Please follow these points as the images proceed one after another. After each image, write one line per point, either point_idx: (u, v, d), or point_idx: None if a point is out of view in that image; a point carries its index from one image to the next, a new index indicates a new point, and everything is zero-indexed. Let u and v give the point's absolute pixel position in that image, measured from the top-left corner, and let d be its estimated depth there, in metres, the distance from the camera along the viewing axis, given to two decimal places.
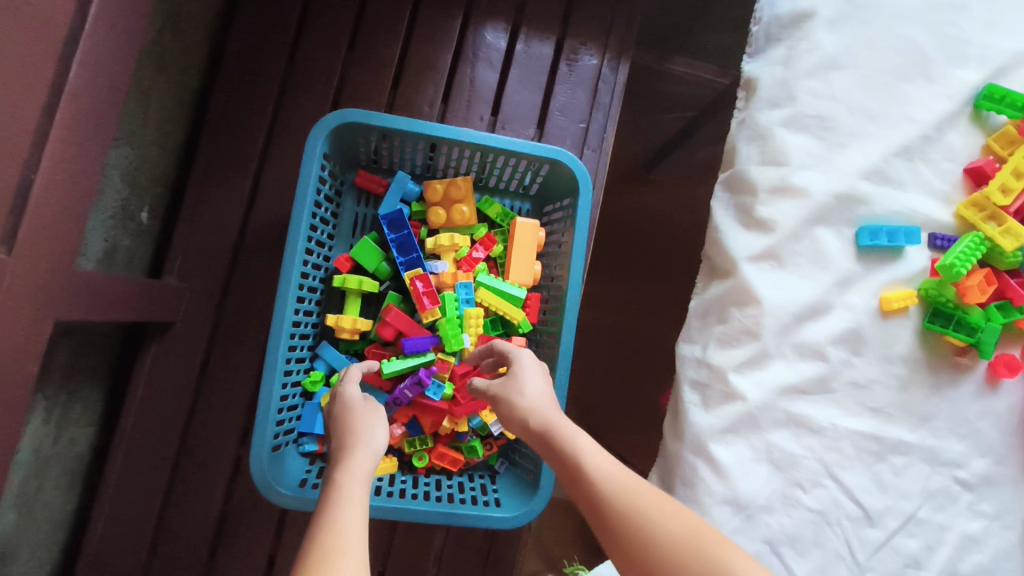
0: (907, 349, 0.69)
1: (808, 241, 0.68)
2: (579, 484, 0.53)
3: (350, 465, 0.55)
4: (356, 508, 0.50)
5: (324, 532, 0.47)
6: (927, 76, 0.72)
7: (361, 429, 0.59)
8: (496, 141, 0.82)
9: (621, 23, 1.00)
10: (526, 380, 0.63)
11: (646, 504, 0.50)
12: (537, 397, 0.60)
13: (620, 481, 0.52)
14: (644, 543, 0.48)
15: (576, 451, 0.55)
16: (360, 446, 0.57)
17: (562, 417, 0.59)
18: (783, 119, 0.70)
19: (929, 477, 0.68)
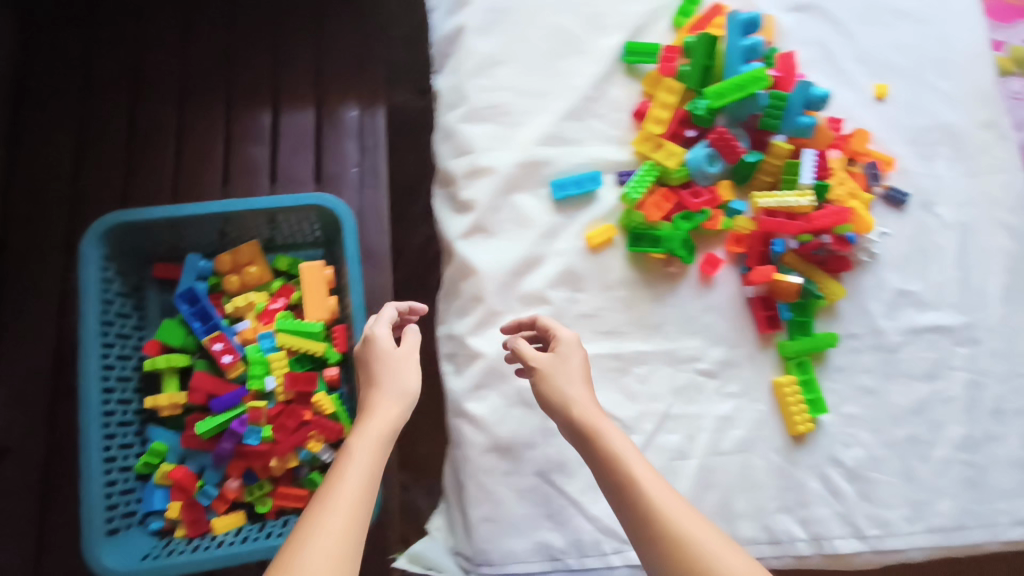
0: (622, 274, 0.78)
1: (508, 208, 0.78)
2: (627, 500, 0.55)
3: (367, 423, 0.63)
4: (370, 477, 0.57)
5: (328, 503, 0.53)
6: (578, 49, 0.83)
7: (385, 381, 0.67)
8: (272, 201, 0.92)
9: (370, 75, 1.11)
10: (576, 375, 0.64)
11: (666, 505, 0.53)
12: (583, 402, 0.62)
13: (668, 504, 0.53)
14: (656, 535, 0.52)
15: (614, 441, 0.58)
16: (383, 398, 0.66)
17: (594, 408, 0.61)
18: (462, 117, 0.80)
19: (674, 376, 0.77)
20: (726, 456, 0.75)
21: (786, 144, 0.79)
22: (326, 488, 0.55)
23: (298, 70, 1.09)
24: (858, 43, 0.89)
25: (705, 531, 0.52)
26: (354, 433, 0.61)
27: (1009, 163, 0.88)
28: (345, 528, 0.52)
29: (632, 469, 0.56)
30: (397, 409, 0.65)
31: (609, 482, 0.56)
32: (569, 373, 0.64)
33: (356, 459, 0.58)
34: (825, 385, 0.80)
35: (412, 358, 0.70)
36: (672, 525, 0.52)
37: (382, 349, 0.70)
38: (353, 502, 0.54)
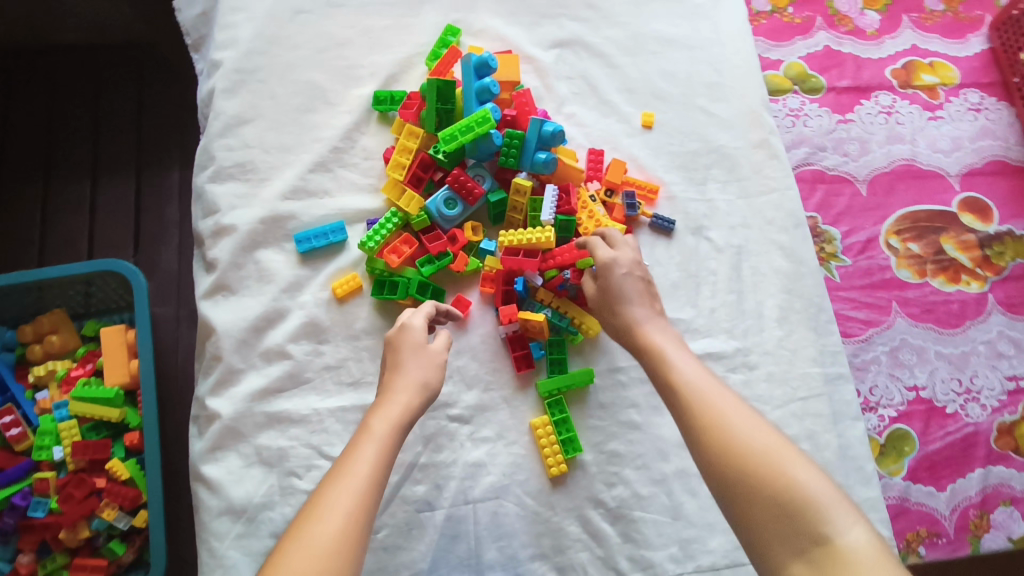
0: (369, 323, 0.78)
1: (252, 265, 0.78)
2: (671, 387, 0.61)
3: (385, 407, 0.61)
4: (379, 466, 0.56)
5: (331, 498, 0.52)
6: (329, 102, 0.85)
7: (400, 369, 0.65)
8: (83, 267, 0.95)
9: (189, 137, 1.14)
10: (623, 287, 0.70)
11: (704, 387, 0.59)
12: (634, 310, 0.69)
13: (702, 388, 0.59)
14: (703, 419, 0.56)
15: (661, 350, 0.64)
16: (402, 385, 0.63)
17: (651, 321, 0.68)
18: (208, 177, 0.81)
19: (424, 424, 0.75)
20: (476, 504, 0.73)
21: (528, 181, 0.79)
22: (326, 490, 0.53)
23: (121, 139, 1.13)
24: (622, 75, 0.92)
25: (731, 412, 0.56)
26: (371, 416, 0.60)
27: (779, 183, 0.88)
28: (347, 525, 0.50)
29: (671, 364, 0.62)
30: (418, 396, 0.63)
31: (661, 379, 0.62)
32: (619, 293, 0.70)
33: (363, 453, 0.56)
34: (586, 423, 0.77)
35: (435, 357, 0.66)
36: (710, 408, 0.57)
37: (418, 340, 0.67)
38: (346, 506, 0.51)
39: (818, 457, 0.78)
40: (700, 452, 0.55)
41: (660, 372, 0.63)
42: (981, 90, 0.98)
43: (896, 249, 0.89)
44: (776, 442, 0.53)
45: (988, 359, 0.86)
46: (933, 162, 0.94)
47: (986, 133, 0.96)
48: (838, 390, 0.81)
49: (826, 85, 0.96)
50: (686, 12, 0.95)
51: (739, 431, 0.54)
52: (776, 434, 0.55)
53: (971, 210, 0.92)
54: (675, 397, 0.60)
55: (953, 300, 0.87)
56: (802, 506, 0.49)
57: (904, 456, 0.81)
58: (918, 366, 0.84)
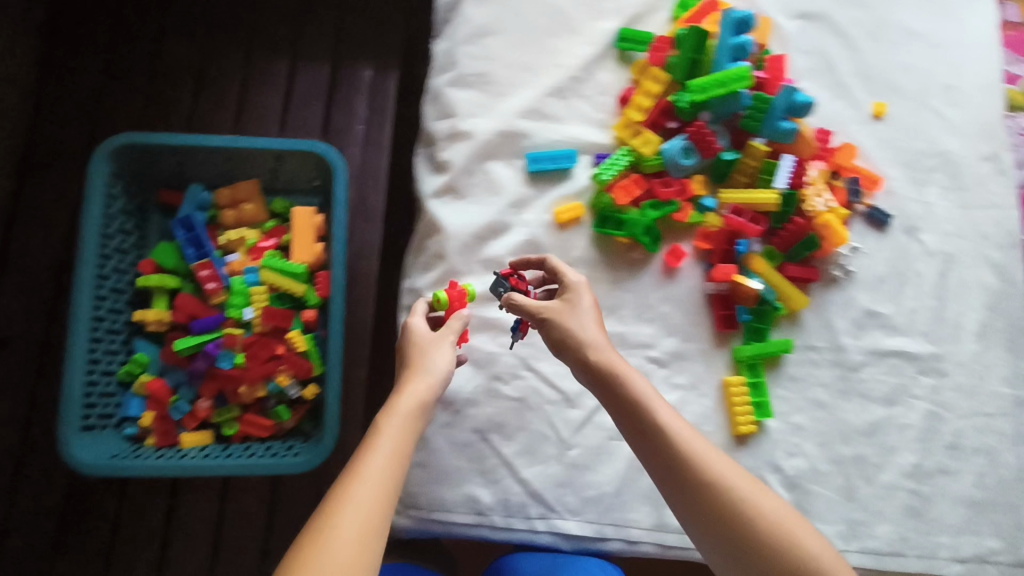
0: (584, 252, 0.80)
1: (482, 174, 0.80)
2: (649, 431, 0.61)
3: (398, 402, 0.61)
4: (392, 465, 0.56)
5: (351, 489, 0.53)
6: (572, 30, 0.85)
7: (423, 361, 0.65)
8: (269, 143, 0.97)
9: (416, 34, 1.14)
10: (578, 316, 0.67)
11: (680, 439, 0.60)
12: (588, 333, 0.66)
13: (698, 441, 0.60)
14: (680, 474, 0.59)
15: (649, 400, 0.62)
16: (418, 376, 0.64)
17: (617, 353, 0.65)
18: (450, 81, 0.82)
19: (623, 359, 0.78)
20: None
21: (764, 145, 0.80)
22: (346, 468, 0.56)
23: (321, 29, 1.15)
24: (862, 60, 0.90)
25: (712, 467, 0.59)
26: (383, 412, 0.61)
27: (1000, 201, 0.87)
28: (365, 519, 0.52)
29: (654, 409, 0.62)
30: (428, 386, 0.63)
31: (629, 418, 0.62)
32: (569, 317, 0.67)
33: (376, 443, 0.57)
34: (776, 392, 0.79)
35: (445, 343, 0.67)
36: (708, 464, 0.59)
37: (424, 342, 0.67)
38: (386, 481, 0.55)
39: (993, 472, 0.79)
40: (683, 507, 0.59)
41: (637, 410, 0.62)
42: None
43: None
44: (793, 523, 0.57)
45: None
46: None
47: None
48: None
49: None
50: (937, 9, 0.92)
51: (736, 486, 0.58)
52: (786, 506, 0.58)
53: None
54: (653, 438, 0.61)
55: None
56: (785, 554, 0.55)
57: None
58: None
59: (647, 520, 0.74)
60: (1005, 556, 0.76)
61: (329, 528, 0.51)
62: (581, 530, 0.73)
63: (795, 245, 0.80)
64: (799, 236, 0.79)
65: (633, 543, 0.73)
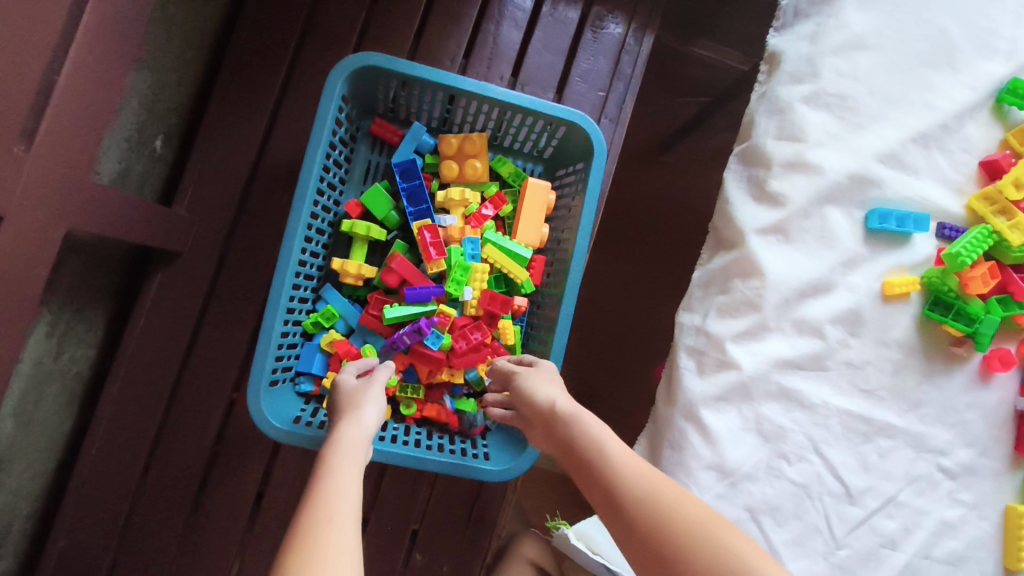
0: (903, 334, 0.69)
1: (817, 219, 0.68)
2: (594, 464, 0.59)
3: (337, 438, 0.59)
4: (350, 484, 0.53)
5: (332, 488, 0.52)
6: (953, 65, 0.71)
7: (350, 408, 0.64)
8: (512, 97, 0.81)
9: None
10: (543, 381, 0.69)
11: (636, 471, 0.56)
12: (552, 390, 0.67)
13: (638, 470, 0.57)
14: (656, 502, 0.54)
15: (601, 435, 0.60)
16: (349, 419, 0.62)
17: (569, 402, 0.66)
18: (805, 95, 0.70)
19: (913, 462, 0.69)
20: (934, 563, 0.69)
21: None
22: (311, 487, 0.52)
23: None
24: None
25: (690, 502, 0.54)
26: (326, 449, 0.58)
27: None
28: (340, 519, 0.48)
29: (606, 448, 0.59)
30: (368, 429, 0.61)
31: (571, 457, 0.61)
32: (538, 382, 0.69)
33: (332, 467, 0.54)
34: None
35: (376, 393, 0.67)
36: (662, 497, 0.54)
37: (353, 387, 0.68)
38: (349, 500, 0.51)
39: None
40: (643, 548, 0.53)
41: (580, 450, 0.61)
42: None
43: None
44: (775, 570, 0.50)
45: None
46: None
47: None
48: None
49: None
50: None
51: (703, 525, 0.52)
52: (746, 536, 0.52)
53: None
54: (599, 475, 0.58)
55: None
56: None
57: None
58: None
59: None
60: None
61: (316, 546, 0.45)
62: None
63: None
64: None
65: None
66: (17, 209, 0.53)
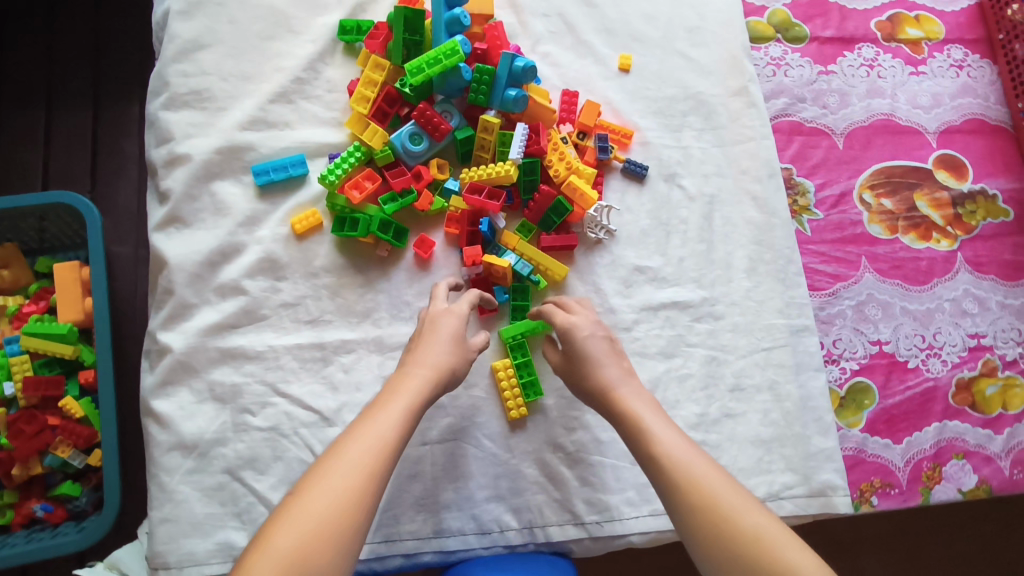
0: (328, 260, 0.76)
1: (207, 197, 0.75)
2: (638, 437, 0.61)
3: (411, 374, 0.61)
4: (387, 449, 0.54)
5: (357, 439, 0.53)
6: (292, 30, 0.81)
7: (432, 340, 0.65)
8: (7, 202, 0.90)
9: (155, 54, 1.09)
10: (600, 346, 0.68)
11: (674, 446, 0.58)
12: (599, 358, 0.67)
13: (678, 449, 0.58)
14: (682, 479, 0.56)
15: (641, 416, 0.62)
16: (431, 361, 0.63)
17: (623, 377, 0.66)
18: (163, 104, 0.77)
19: (383, 364, 0.74)
20: (434, 445, 0.72)
21: (497, 117, 0.77)
22: (334, 453, 0.53)
23: (78, 72, 1.08)
24: (601, 15, 0.88)
25: (689, 463, 0.57)
26: (396, 381, 0.61)
27: (755, 133, 0.86)
28: (352, 493, 0.50)
29: (644, 422, 0.61)
30: (441, 384, 0.62)
31: (625, 431, 0.62)
32: (587, 360, 0.67)
33: (353, 438, 0.54)
34: (548, 366, 0.76)
35: (466, 349, 0.66)
36: (678, 463, 0.57)
37: (450, 324, 0.66)
38: (367, 457, 0.52)
39: (778, 407, 0.78)
40: (666, 496, 0.56)
41: (631, 430, 0.62)
42: (965, 47, 0.97)
43: (869, 204, 0.88)
44: (776, 531, 0.52)
45: (952, 316, 0.85)
46: (911, 118, 0.92)
47: (966, 91, 0.94)
48: (803, 341, 0.80)
49: (809, 34, 0.93)
50: None
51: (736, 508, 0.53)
52: (760, 508, 0.54)
53: (946, 167, 0.91)
54: (646, 448, 0.60)
55: (921, 257, 0.87)
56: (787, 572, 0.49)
57: (864, 408, 0.81)
58: (883, 321, 0.84)
59: (424, 529, 0.70)
60: (799, 489, 0.76)
61: (290, 508, 0.48)
62: None
63: (546, 213, 0.77)
64: (548, 204, 0.77)
65: (413, 556, 0.69)
66: None
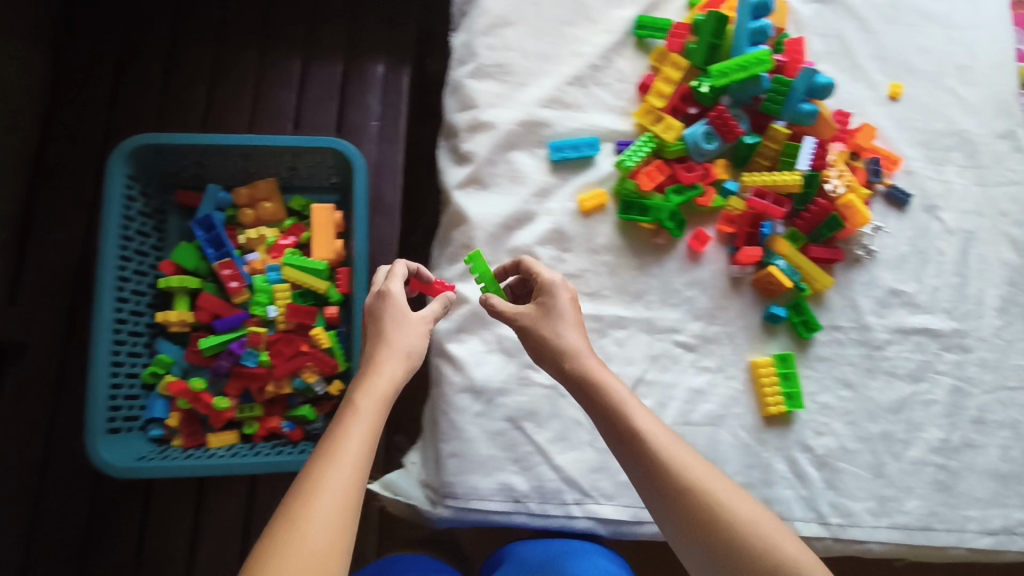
0: (609, 239, 0.80)
1: (505, 163, 0.80)
2: (624, 445, 0.58)
3: (376, 383, 0.60)
4: (362, 466, 0.54)
5: (336, 458, 0.53)
6: (588, 19, 0.86)
7: (385, 338, 0.64)
8: (281, 142, 0.96)
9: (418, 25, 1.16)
10: (562, 321, 0.66)
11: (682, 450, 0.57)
12: (568, 339, 0.64)
13: (685, 458, 0.57)
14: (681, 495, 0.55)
15: (631, 417, 0.59)
16: (390, 354, 0.63)
17: (593, 358, 0.64)
18: (470, 72, 0.82)
19: (651, 344, 0.79)
20: (694, 427, 0.77)
21: (785, 129, 0.80)
22: (317, 469, 0.53)
23: (334, 26, 1.15)
24: (877, 42, 0.90)
25: (705, 473, 0.56)
26: (357, 389, 0.59)
27: (1017, 177, 0.87)
28: (338, 516, 0.50)
29: (640, 427, 0.58)
30: (403, 368, 0.63)
31: (614, 430, 0.59)
32: (556, 320, 0.66)
33: (341, 446, 0.54)
34: (803, 372, 0.80)
35: (419, 326, 0.66)
36: (694, 478, 0.55)
37: (399, 308, 0.66)
38: (346, 473, 0.53)
39: (1018, 445, 0.80)
40: (673, 514, 0.55)
41: (625, 431, 0.58)
42: None
43: None
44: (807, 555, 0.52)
45: None
46: None
47: None
48: None
49: None
50: None
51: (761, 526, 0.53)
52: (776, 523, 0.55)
53: None
54: (631, 452, 0.58)
55: None
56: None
57: None
58: None
59: None
60: None
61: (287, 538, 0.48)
62: (617, 515, 0.74)
63: (817, 226, 0.80)
64: (821, 218, 0.80)
65: None
66: None
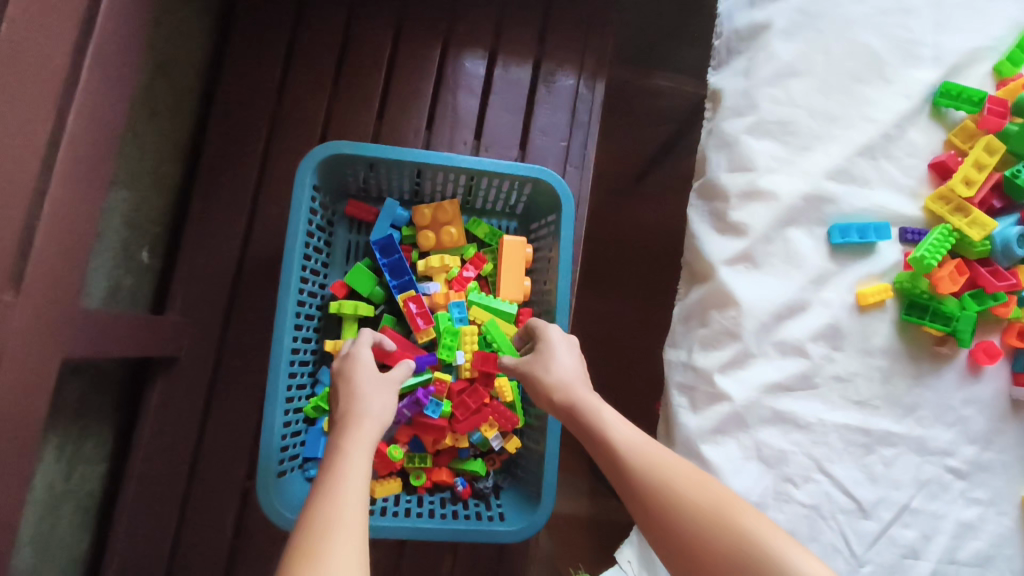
0: (886, 341, 0.70)
1: (781, 241, 0.70)
2: (623, 478, 0.57)
3: (359, 423, 0.59)
4: (362, 495, 0.50)
5: (327, 489, 0.50)
6: (883, 76, 0.72)
7: (361, 397, 0.63)
8: (481, 164, 0.83)
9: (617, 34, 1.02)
10: (555, 358, 0.69)
11: (681, 472, 0.55)
12: (563, 374, 0.67)
13: (694, 480, 0.54)
14: (706, 520, 0.51)
15: (623, 451, 0.58)
16: (368, 414, 0.60)
17: (585, 392, 0.65)
18: (748, 127, 0.71)
19: (920, 467, 0.69)
20: (960, 566, 0.68)
21: None
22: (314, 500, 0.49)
23: (526, 25, 1.01)
24: None
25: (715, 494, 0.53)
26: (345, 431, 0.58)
27: None
28: (343, 537, 0.46)
29: (627, 458, 0.57)
30: (382, 428, 0.59)
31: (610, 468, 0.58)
32: (545, 362, 0.69)
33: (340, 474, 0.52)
34: None
35: (389, 388, 0.64)
36: (702, 502, 0.52)
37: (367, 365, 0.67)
38: (359, 494, 0.50)
39: None
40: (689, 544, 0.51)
41: (622, 466, 0.57)
42: None
43: None
44: None
45: None
46: None
47: None
48: None
49: None
50: None
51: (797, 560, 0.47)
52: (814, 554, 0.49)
53: None
54: (630, 484, 0.56)
55: None
56: None
57: None
58: None
59: None
60: None
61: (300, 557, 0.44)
62: None
63: None
64: None
65: None
66: (19, 340, 0.54)
